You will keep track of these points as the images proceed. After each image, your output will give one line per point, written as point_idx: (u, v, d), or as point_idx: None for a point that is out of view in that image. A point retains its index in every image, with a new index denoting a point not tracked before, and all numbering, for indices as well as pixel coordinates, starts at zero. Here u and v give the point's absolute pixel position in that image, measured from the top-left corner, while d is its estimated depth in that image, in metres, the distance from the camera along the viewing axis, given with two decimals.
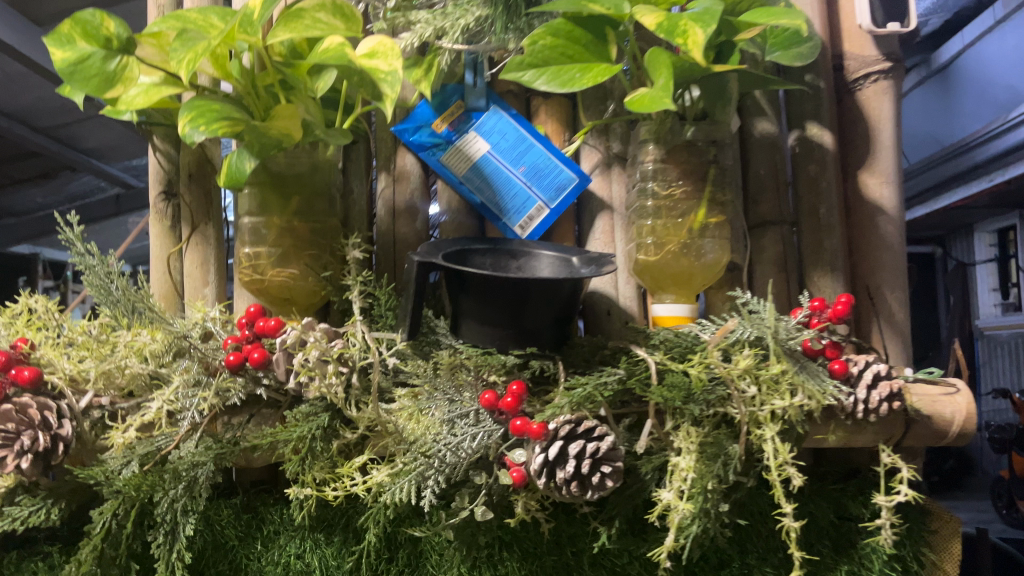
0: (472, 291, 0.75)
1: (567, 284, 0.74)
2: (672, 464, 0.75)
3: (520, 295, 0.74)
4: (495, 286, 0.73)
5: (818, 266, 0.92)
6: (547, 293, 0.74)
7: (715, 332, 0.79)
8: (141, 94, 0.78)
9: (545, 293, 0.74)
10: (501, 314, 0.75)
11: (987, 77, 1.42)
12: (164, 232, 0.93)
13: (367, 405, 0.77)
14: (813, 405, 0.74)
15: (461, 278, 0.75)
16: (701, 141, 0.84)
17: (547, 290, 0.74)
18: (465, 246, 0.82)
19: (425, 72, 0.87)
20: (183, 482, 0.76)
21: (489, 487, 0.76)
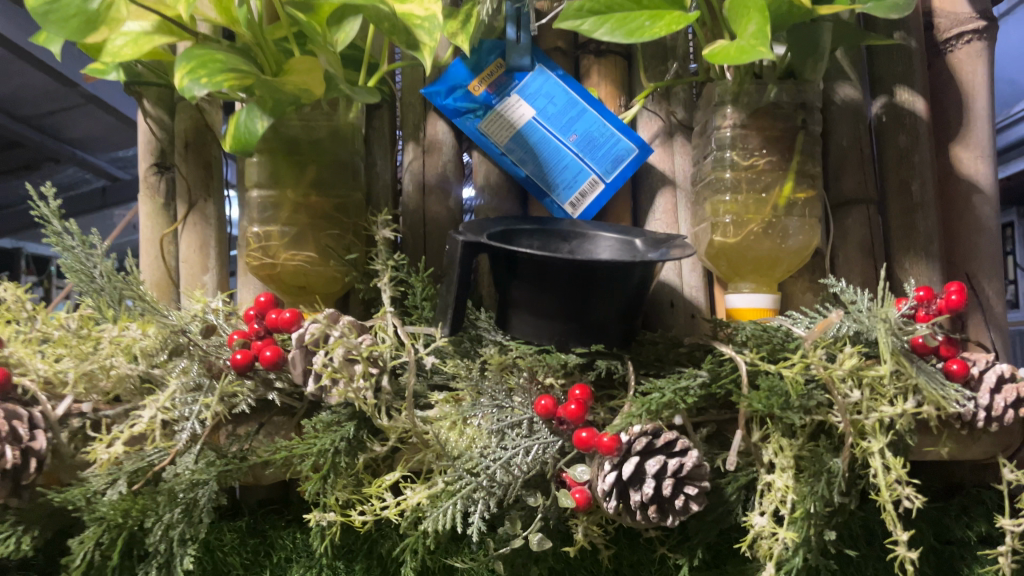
0: (527, 277, 0.63)
1: (642, 268, 0.62)
2: (765, 483, 0.63)
3: (586, 280, 0.62)
4: (556, 268, 0.62)
5: (911, 251, 0.80)
6: (617, 277, 0.62)
7: (812, 327, 0.67)
8: (129, 44, 0.66)
9: (615, 278, 0.62)
10: (561, 303, 0.64)
11: None
12: (157, 210, 0.80)
13: (401, 413, 0.64)
14: (934, 413, 0.62)
15: (514, 262, 0.63)
16: (787, 104, 0.72)
17: (618, 273, 0.62)
18: (511, 225, 0.69)
19: (462, 24, 0.74)
20: (180, 505, 0.63)
21: (546, 511, 0.64)
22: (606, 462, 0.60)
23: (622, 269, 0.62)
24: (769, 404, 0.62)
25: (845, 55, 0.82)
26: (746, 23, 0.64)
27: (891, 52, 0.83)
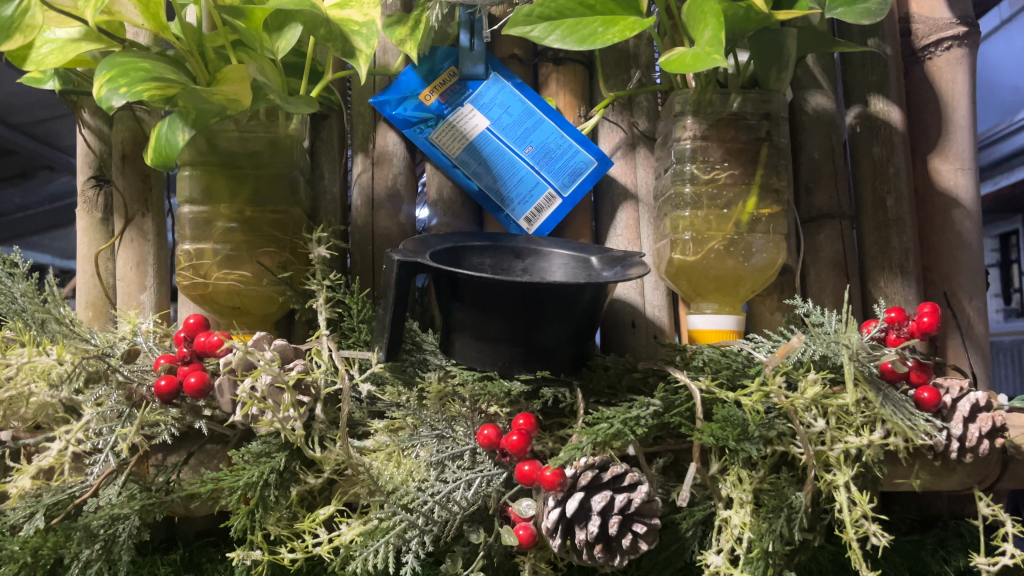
0: (469, 299, 0.59)
1: (589, 289, 0.58)
2: (720, 519, 0.59)
3: (531, 303, 0.58)
4: (500, 290, 0.58)
5: (886, 268, 0.76)
6: (565, 299, 0.58)
7: (773, 351, 0.63)
8: (55, 52, 0.63)
9: (561, 298, 0.58)
10: (505, 327, 0.60)
11: (990, 82, 1.55)
12: (94, 225, 0.76)
13: (335, 443, 0.61)
14: (901, 445, 0.58)
15: (454, 283, 0.59)
16: (751, 114, 0.68)
17: (564, 294, 0.58)
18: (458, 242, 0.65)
19: (411, 30, 0.70)
20: (99, 541, 0.59)
21: (489, 548, 0.60)
22: (549, 498, 0.56)
23: (570, 290, 0.58)
24: (723, 437, 0.58)
25: (816, 62, 0.79)
26: (703, 29, 0.61)
27: (865, 59, 0.79)
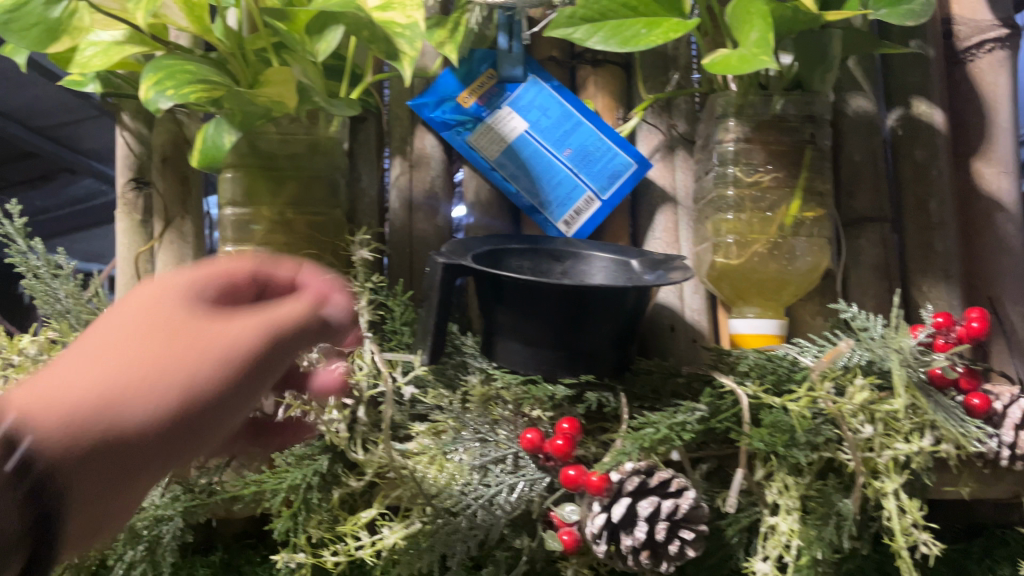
0: (512, 302, 0.59)
1: (632, 292, 0.57)
2: (767, 526, 0.58)
3: (576, 306, 0.58)
4: (544, 293, 0.57)
5: (929, 272, 0.75)
6: (610, 303, 0.58)
7: (820, 357, 0.62)
8: (99, 54, 0.63)
9: (604, 302, 0.58)
10: (547, 331, 0.59)
11: None
12: (133, 227, 0.77)
13: (377, 446, 0.60)
14: (952, 452, 0.57)
15: (497, 286, 0.59)
16: (794, 117, 0.68)
17: (608, 298, 0.57)
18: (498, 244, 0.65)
19: (450, 33, 0.71)
20: (144, 542, 0.60)
21: (532, 553, 0.60)
22: (595, 503, 0.55)
23: (615, 294, 0.57)
24: (773, 442, 0.57)
25: (857, 65, 0.78)
26: (748, 31, 0.60)
27: (907, 61, 0.78)
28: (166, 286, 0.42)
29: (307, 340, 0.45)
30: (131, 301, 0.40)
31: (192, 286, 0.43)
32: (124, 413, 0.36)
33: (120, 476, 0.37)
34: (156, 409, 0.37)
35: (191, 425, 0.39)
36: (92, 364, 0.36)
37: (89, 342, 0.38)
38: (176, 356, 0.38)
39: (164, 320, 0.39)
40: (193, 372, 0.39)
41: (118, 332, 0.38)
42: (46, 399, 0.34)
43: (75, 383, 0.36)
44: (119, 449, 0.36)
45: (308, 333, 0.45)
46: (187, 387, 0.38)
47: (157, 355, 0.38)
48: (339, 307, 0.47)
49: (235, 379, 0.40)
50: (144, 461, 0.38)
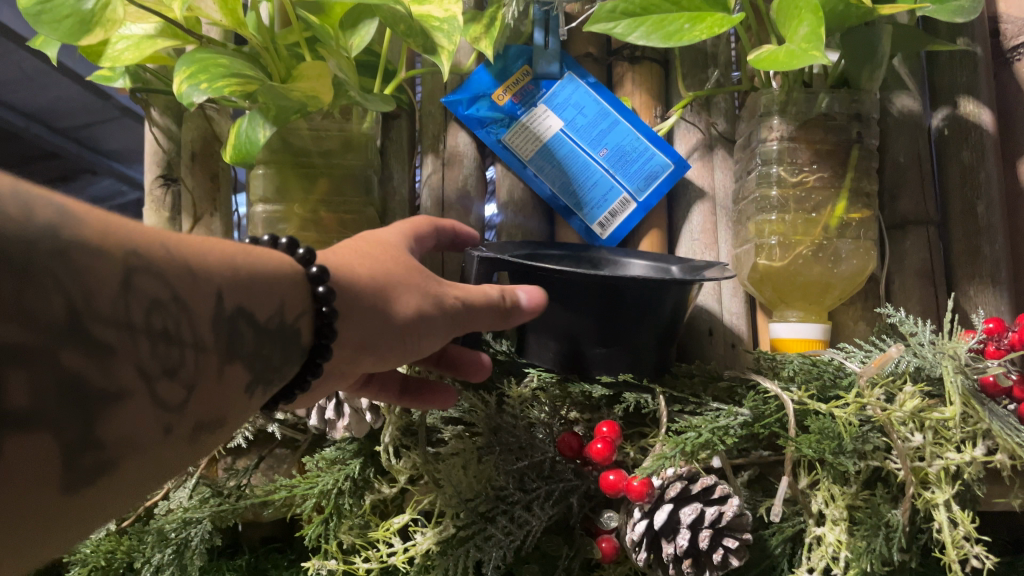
0: (549, 298, 0.57)
1: (674, 289, 0.55)
2: (812, 536, 0.56)
3: (616, 304, 0.56)
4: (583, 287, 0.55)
5: (975, 277, 0.72)
6: (649, 298, 0.56)
7: (867, 362, 0.60)
8: (131, 48, 0.62)
9: (645, 299, 0.56)
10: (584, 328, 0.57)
11: None
12: (161, 225, 0.76)
13: (410, 451, 0.60)
14: (1008, 463, 0.55)
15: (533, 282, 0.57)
16: (840, 114, 0.65)
17: (649, 295, 0.55)
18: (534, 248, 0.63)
19: (486, 28, 0.69)
20: (171, 546, 0.58)
21: (569, 563, 0.57)
22: (635, 509, 0.54)
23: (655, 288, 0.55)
24: (821, 449, 0.55)
25: (902, 63, 0.76)
26: (797, 25, 0.58)
27: (953, 59, 0.76)
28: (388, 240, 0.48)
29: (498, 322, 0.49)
30: (367, 239, 0.47)
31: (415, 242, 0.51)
32: (391, 302, 0.44)
33: (368, 340, 0.44)
34: (409, 300, 0.45)
35: (419, 335, 0.46)
36: (355, 258, 0.45)
37: (346, 250, 0.46)
38: (400, 270, 0.45)
39: (401, 251, 0.47)
40: (414, 285, 0.45)
41: (367, 254, 0.45)
42: (344, 270, 0.43)
43: (360, 269, 0.44)
44: (378, 323, 0.44)
45: (501, 313, 0.49)
46: (430, 291, 0.46)
47: (401, 274, 0.45)
48: (531, 291, 0.50)
49: (467, 308, 0.47)
50: (397, 342, 0.45)
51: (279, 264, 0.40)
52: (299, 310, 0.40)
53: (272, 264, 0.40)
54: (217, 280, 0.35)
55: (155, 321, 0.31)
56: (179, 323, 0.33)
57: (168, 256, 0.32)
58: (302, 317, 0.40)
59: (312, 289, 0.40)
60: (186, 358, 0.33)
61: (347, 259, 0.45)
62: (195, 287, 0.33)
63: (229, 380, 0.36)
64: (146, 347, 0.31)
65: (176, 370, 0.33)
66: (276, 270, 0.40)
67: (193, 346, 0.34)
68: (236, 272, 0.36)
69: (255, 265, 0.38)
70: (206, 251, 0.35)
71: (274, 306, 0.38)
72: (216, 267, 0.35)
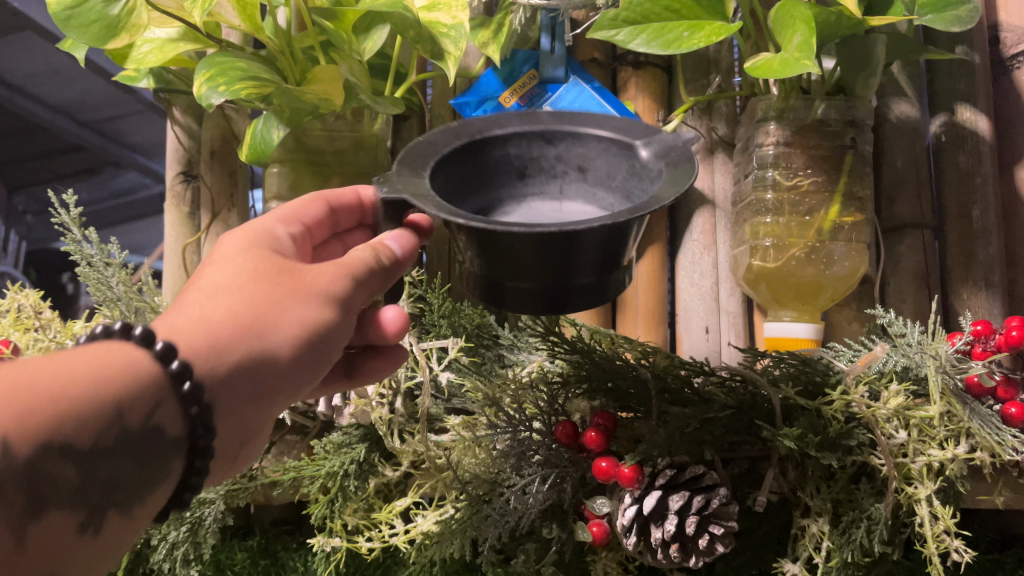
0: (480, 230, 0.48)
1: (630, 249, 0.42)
2: (797, 527, 0.60)
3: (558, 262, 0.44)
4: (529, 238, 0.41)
5: (969, 280, 0.74)
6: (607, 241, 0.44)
7: (855, 361, 0.62)
8: (154, 51, 0.65)
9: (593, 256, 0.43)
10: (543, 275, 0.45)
11: None
12: (182, 219, 0.79)
13: (414, 436, 0.63)
14: (987, 461, 0.57)
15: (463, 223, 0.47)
16: (835, 121, 0.68)
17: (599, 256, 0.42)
18: (471, 138, 0.49)
19: (493, 34, 0.72)
20: (186, 525, 0.61)
21: (562, 543, 0.60)
22: (626, 496, 0.56)
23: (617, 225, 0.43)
24: (804, 442, 0.57)
25: (901, 70, 0.78)
26: (792, 34, 0.60)
27: (952, 67, 0.78)
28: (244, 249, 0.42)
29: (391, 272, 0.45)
30: (227, 253, 0.41)
31: (286, 227, 0.46)
32: (267, 334, 0.39)
33: (267, 389, 0.40)
34: (287, 323, 0.40)
35: (323, 347, 0.41)
36: (208, 299, 0.39)
37: (201, 285, 0.40)
38: (266, 295, 0.40)
39: (270, 258, 0.41)
40: (287, 304, 0.40)
41: (224, 280, 0.40)
42: (192, 329, 0.38)
43: (218, 311, 0.38)
44: (262, 368, 0.39)
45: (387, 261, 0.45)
46: (308, 302, 0.40)
47: (264, 296, 0.39)
48: (398, 236, 0.45)
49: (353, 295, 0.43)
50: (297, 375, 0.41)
51: (104, 357, 0.36)
52: (148, 408, 0.35)
53: (89, 363, 0.35)
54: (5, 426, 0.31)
55: None
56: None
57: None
58: (158, 412, 0.36)
59: (165, 371, 0.36)
60: None
61: (199, 302, 0.39)
62: None
63: (51, 532, 0.32)
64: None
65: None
66: (105, 367, 0.35)
67: None
68: (29, 400, 0.32)
69: (65, 370, 0.33)
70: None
71: (108, 415, 0.34)
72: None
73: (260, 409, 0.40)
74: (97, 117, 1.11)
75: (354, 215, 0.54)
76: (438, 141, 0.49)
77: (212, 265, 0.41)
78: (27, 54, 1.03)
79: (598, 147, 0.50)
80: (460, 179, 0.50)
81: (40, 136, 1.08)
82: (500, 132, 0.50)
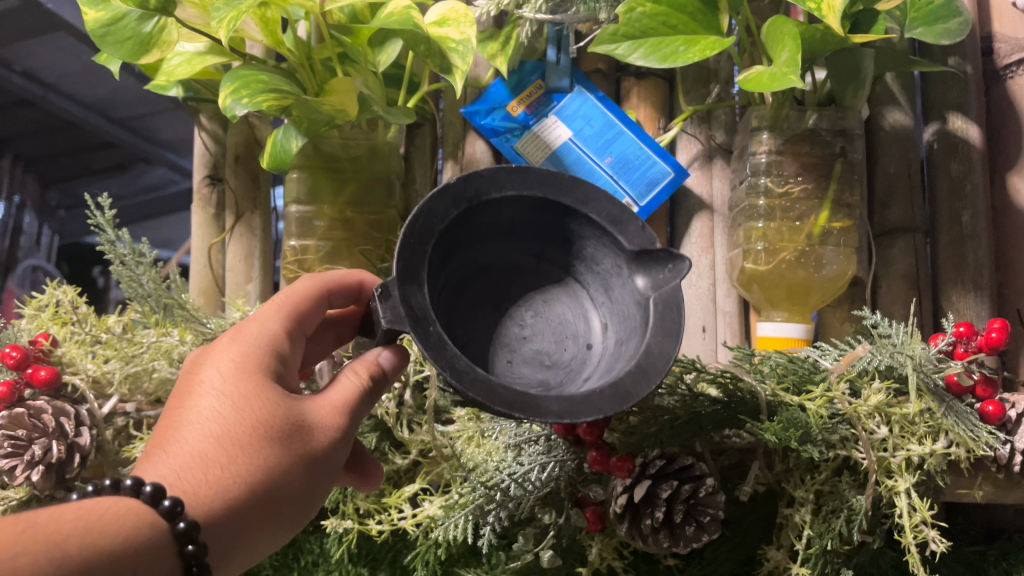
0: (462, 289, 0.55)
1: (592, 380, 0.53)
2: (782, 517, 0.63)
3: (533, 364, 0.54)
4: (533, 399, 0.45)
5: (958, 283, 0.77)
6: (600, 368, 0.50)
7: (839, 360, 0.66)
8: (183, 64, 0.70)
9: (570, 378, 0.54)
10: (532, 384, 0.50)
11: None
12: (208, 220, 0.85)
13: (421, 426, 0.68)
14: (962, 455, 0.60)
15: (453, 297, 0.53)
16: (826, 131, 0.71)
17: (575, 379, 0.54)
18: (472, 203, 0.49)
19: (502, 46, 0.76)
20: None
21: (559, 527, 0.64)
22: (618, 484, 0.60)
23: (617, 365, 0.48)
24: (786, 437, 0.60)
25: (895, 80, 0.81)
26: (781, 49, 0.63)
27: (946, 77, 0.80)
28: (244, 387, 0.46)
29: (375, 395, 0.50)
30: (238, 401, 0.45)
31: (285, 338, 0.50)
32: (273, 494, 0.44)
33: (267, 540, 0.46)
34: (290, 485, 0.45)
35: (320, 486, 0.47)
36: (217, 456, 0.44)
37: (212, 438, 0.44)
38: (273, 451, 0.45)
39: (278, 407, 0.46)
40: (292, 465, 0.45)
41: (233, 436, 0.44)
42: (207, 493, 0.43)
43: (229, 478, 0.44)
44: (264, 526, 0.45)
45: (372, 392, 0.50)
46: (309, 461, 0.46)
47: (271, 462, 0.44)
48: (392, 355, 0.50)
49: (345, 439, 0.48)
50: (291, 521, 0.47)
51: (116, 516, 0.40)
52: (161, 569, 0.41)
53: (114, 531, 0.40)
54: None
55: None
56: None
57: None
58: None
59: (181, 550, 0.41)
60: None
61: (211, 461, 0.44)
62: None
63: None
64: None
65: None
66: (127, 538, 0.40)
67: None
68: (61, 575, 0.36)
69: (93, 544, 0.38)
70: (21, 556, 0.35)
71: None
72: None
73: (256, 556, 0.47)
74: (128, 115, 1.14)
75: (347, 293, 0.57)
76: (438, 214, 0.48)
77: (222, 414, 0.45)
78: (57, 53, 1.05)
79: (589, 230, 0.54)
80: (453, 243, 0.52)
81: (71, 133, 1.11)
82: (498, 195, 0.50)
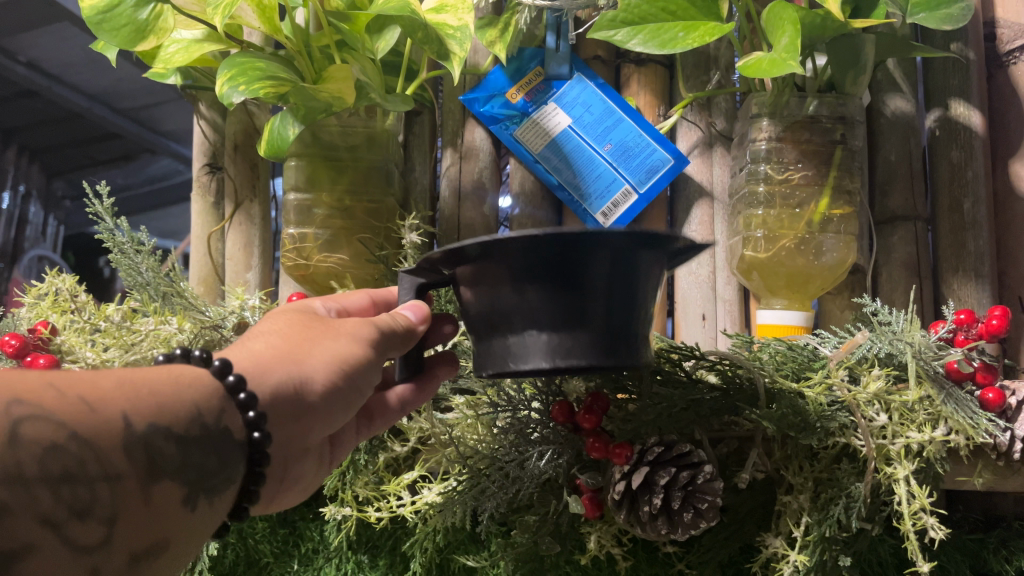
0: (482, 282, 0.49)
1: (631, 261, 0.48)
2: (781, 505, 0.63)
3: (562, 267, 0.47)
4: (512, 254, 0.46)
5: (959, 271, 0.76)
6: (613, 259, 0.47)
7: (839, 347, 0.66)
8: (181, 51, 0.69)
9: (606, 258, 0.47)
10: (549, 297, 0.47)
11: None
12: (206, 209, 0.85)
13: (420, 414, 0.68)
14: (962, 443, 0.59)
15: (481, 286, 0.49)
16: (826, 118, 0.71)
17: (608, 257, 0.47)
18: None
19: (500, 33, 0.75)
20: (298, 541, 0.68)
21: (558, 515, 0.63)
22: (616, 472, 0.60)
23: (621, 246, 0.47)
24: (784, 424, 0.60)
25: (897, 66, 0.80)
26: (781, 35, 0.63)
27: (948, 64, 0.80)
28: (290, 311, 0.52)
29: (402, 345, 0.52)
30: (280, 314, 0.51)
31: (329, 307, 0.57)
32: (305, 366, 0.48)
33: (299, 415, 0.48)
34: (318, 365, 0.48)
35: (349, 381, 0.49)
36: (260, 341, 0.49)
37: (255, 334, 0.50)
38: (305, 336, 0.49)
39: (314, 319, 0.51)
40: (320, 347, 0.49)
41: (273, 330, 0.50)
42: (250, 355, 0.47)
43: (266, 349, 0.48)
44: (296, 394, 0.47)
45: (401, 336, 0.51)
46: (335, 346, 0.49)
47: (303, 340, 0.49)
48: (415, 306, 0.52)
49: (374, 355, 0.50)
50: (321, 411, 0.49)
51: (182, 372, 0.43)
52: (220, 413, 0.42)
53: (185, 380, 0.42)
54: (118, 407, 0.38)
55: (49, 467, 0.35)
56: (83, 461, 0.36)
57: (58, 396, 0.36)
58: (224, 416, 0.43)
59: (222, 381, 0.43)
60: (100, 493, 0.36)
61: (253, 342, 0.49)
62: (95, 421, 0.37)
63: (163, 497, 0.39)
64: (46, 493, 0.35)
65: (87, 509, 0.36)
66: (192, 382, 0.42)
67: (104, 478, 0.36)
68: (133, 396, 0.39)
69: (156, 383, 0.40)
70: (102, 380, 0.38)
71: (188, 415, 0.41)
72: (113, 394, 0.38)
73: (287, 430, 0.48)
74: (132, 105, 1.15)
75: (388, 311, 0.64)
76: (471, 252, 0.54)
77: (267, 322, 0.51)
78: (65, 43, 1.05)
79: None
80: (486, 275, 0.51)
81: (77, 124, 1.12)
82: None
